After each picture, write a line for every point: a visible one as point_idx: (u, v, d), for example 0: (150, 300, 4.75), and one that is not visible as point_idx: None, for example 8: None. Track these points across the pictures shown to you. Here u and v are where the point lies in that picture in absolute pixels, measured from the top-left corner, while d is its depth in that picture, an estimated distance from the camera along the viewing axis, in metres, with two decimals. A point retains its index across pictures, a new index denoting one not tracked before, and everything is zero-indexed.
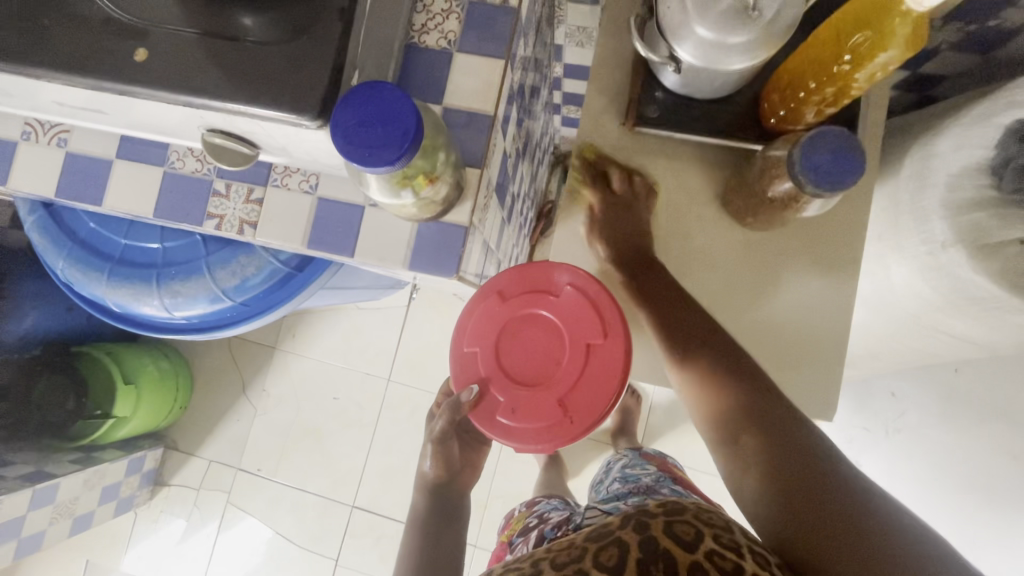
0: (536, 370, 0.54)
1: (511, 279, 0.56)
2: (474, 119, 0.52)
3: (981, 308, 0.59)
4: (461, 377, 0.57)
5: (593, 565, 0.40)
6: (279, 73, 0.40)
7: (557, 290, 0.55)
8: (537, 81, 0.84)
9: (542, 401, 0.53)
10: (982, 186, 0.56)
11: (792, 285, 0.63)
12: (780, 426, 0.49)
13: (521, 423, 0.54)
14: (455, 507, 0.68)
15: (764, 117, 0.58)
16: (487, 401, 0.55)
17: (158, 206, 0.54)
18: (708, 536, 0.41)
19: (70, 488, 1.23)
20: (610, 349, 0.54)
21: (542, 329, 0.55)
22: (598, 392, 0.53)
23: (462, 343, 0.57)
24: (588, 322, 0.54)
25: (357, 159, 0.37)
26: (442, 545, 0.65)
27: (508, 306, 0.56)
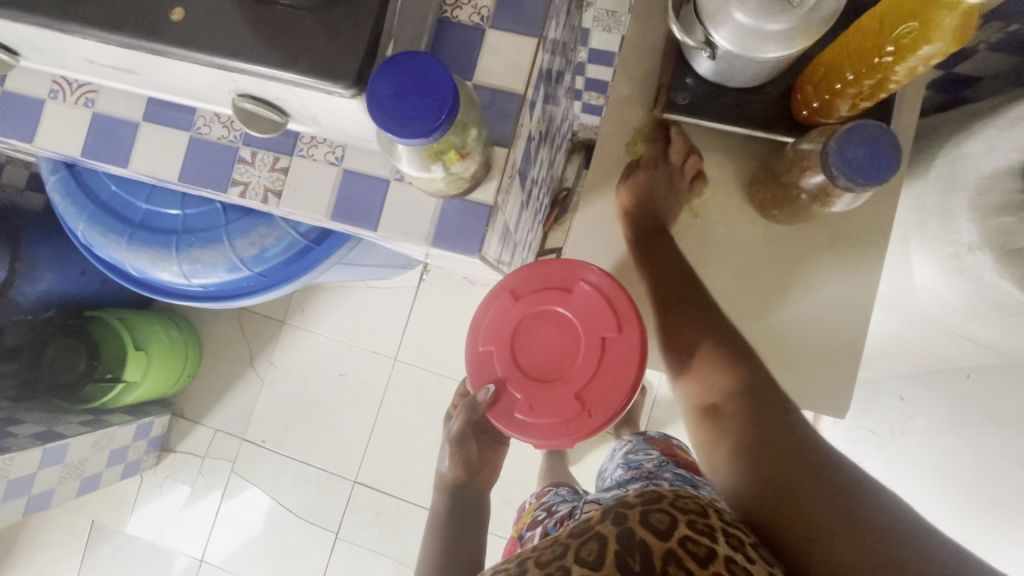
0: (551, 365, 0.56)
1: (523, 277, 0.58)
2: (504, 98, 0.51)
3: (1003, 314, 0.58)
4: (478, 376, 0.58)
5: (575, 561, 0.40)
6: (316, 37, 0.39)
7: (570, 286, 0.56)
8: (562, 64, 0.83)
9: (558, 396, 0.55)
10: (1014, 190, 0.55)
11: (816, 281, 0.63)
12: (754, 386, 0.54)
13: (539, 419, 0.55)
14: (475, 504, 0.70)
15: (796, 108, 0.57)
16: (504, 399, 0.56)
17: (184, 171, 0.54)
18: (682, 523, 0.41)
19: (80, 449, 1.23)
20: (623, 342, 0.55)
21: (556, 325, 0.56)
22: (613, 386, 0.54)
23: (478, 341, 0.58)
24: (601, 316, 0.55)
25: (393, 130, 0.36)
26: (464, 546, 0.66)
27: (522, 304, 0.57)
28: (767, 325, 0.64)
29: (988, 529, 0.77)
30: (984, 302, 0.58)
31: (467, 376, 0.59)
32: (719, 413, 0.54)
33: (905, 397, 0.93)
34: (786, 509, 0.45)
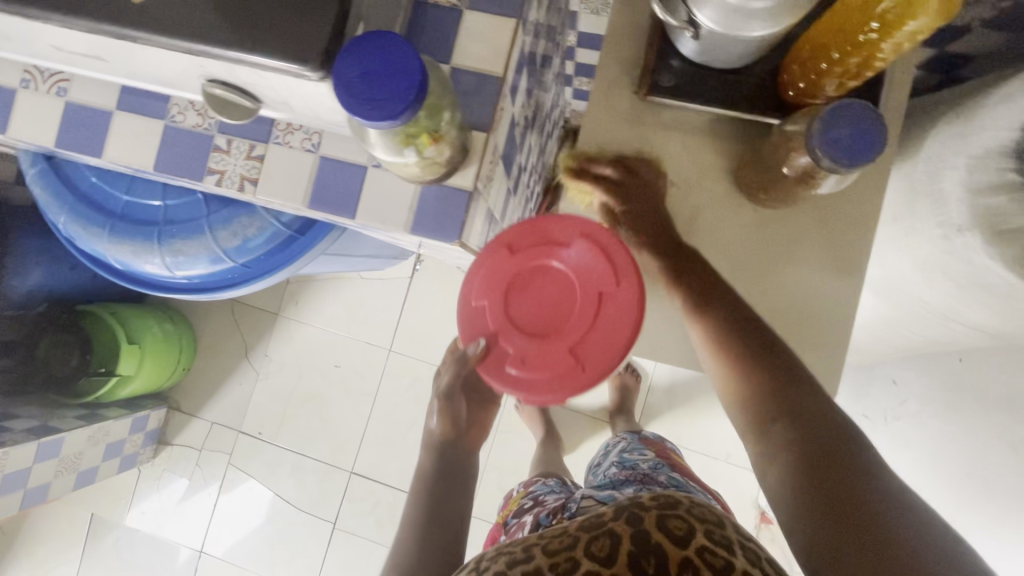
0: (546, 320, 0.52)
1: (521, 231, 0.54)
2: (482, 81, 0.50)
3: (993, 296, 0.57)
4: (469, 331, 0.55)
5: (585, 555, 0.40)
6: (281, 19, 0.38)
7: (567, 241, 0.53)
8: (549, 48, 0.82)
9: (552, 350, 0.52)
10: (1006, 169, 0.53)
11: (802, 265, 0.62)
12: (807, 398, 0.47)
13: (531, 374, 0.52)
14: (461, 463, 0.68)
15: (782, 89, 0.56)
16: (496, 353, 0.53)
17: (159, 160, 0.53)
18: (700, 532, 0.41)
19: (75, 443, 1.23)
20: (623, 296, 0.52)
21: (553, 280, 0.53)
22: (610, 341, 0.51)
23: (469, 297, 0.54)
24: (600, 270, 0.52)
25: (359, 113, 0.35)
26: (445, 506, 0.63)
27: (518, 258, 0.53)
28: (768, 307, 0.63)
29: (980, 511, 0.78)
30: (974, 284, 0.58)
31: (458, 329, 0.55)
32: (769, 424, 0.47)
33: (899, 381, 0.92)
34: (838, 532, 0.40)
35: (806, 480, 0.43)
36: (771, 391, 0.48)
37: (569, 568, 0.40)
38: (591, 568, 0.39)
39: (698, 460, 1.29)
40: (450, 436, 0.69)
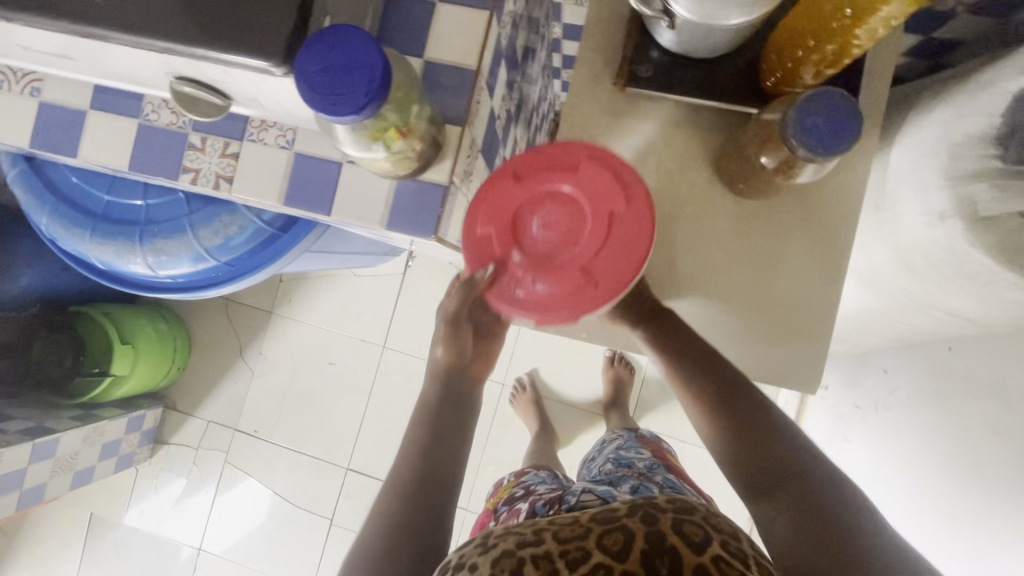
0: (556, 245, 0.48)
1: (525, 158, 0.49)
2: (456, 74, 0.50)
3: (975, 283, 0.56)
4: (474, 261, 0.50)
5: (597, 548, 0.40)
6: (244, 14, 0.38)
7: (575, 165, 0.48)
8: (532, 40, 0.81)
9: (563, 274, 0.48)
10: (986, 156, 0.54)
11: (789, 260, 0.62)
12: (805, 467, 0.51)
13: (542, 298, 0.48)
14: (467, 394, 0.62)
15: (761, 78, 0.56)
16: (504, 281, 0.49)
17: (134, 159, 0.53)
18: (716, 541, 0.41)
19: (70, 443, 1.24)
20: (634, 216, 0.48)
21: (562, 204, 0.48)
22: (623, 261, 0.47)
23: (473, 225, 0.50)
24: (610, 189, 0.48)
25: (323, 108, 0.35)
26: (443, 441, 0.58)
27: (524, 185, 0.48)
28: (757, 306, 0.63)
29: (967, 500, 0.75)
30: (956, 271, 0.57)
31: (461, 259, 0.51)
32: (769, 498, 0.51)
33: (890, 370, 0.92)
34: None
35: (800, 562, 0.47)
36: (768, 470, 0.52)
37: (580, 558, 0.40)
38: (603, 560, 0.40)
39: (692, 452, 1.29)
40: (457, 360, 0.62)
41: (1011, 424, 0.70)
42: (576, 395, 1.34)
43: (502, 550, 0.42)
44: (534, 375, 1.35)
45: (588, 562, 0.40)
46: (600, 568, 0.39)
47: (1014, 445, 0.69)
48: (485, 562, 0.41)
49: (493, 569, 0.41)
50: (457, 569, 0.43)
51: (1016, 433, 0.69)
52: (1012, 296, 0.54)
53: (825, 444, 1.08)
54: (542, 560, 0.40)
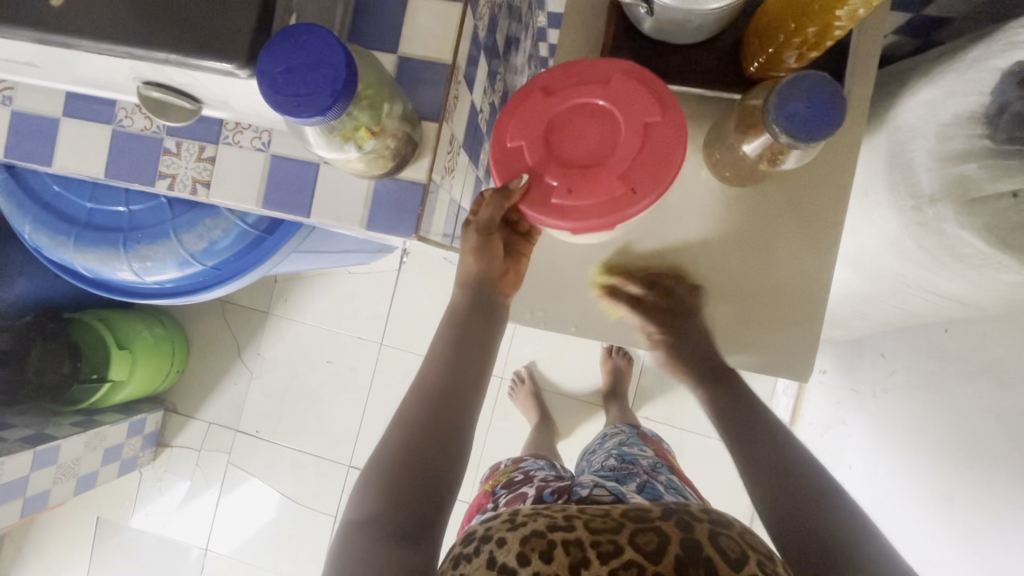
0: (591, 153, 0.46)
1: (554, 75, 0.48)
2: (431, 69, 0.49)
3: (966, 266, 0.56)
4: (504, 174, 0.48)
5: (630, 545, 0.41)
6: (206, 17, 0.37)
7: (605, 78, 0.47)
8: (515, 30, 0.80)
9: (599, 181, 0.46)
10: (974, 135, 0.54)
11: (777, 254, 0.61)
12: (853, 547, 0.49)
13: (579, 204, 0.46)
14: (493, 304, 0.60)
15: (743, 64, 0.55)
16: (538, 190, 0.47)
17: (110, 166, 0.53)
18: (752, 560, 0.41)
19: (72, 449, 1.24)
20: (668, 126, 0.46)
21: (594, 115, 0.47)
22: (660, 167, 0.46)
23: (503, 138, 0.48)
24: (642, 99, 0.46)
25: (287, 111, 0.34)
26: (465, 363, 0.57)
27: (554, 100, 0.47)
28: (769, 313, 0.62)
29: (965, 483, 0.75)
30: (947, 254, 0.57)
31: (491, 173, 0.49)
32: None
33: (887, 353, 0.92)
34: None
35: None
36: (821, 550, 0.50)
37: (612, 551, 0.40)
38: (635, 558, 0.40)
39: (691, 440, 1.29)
40: (485, 272, 0.59)
41: (1008, 405, 0.70)
42: (574, 386, 1.34)
43: (533, 529, 0.42)
44: (532, 367, 1.35)
45: (621, 557, 0.40)
46: (632, 565, 0.40)
47: (1010, 426, 0.69)
48: (515, 537, 0.42)
49: (523, 548, 0.41)
50: (485, 539, 0.43)
51: (1013, 415, 0.69)
52: (1004, 278, 0.54)
53: (823, 429, 1.08)
54: (574, 546, 0.40)
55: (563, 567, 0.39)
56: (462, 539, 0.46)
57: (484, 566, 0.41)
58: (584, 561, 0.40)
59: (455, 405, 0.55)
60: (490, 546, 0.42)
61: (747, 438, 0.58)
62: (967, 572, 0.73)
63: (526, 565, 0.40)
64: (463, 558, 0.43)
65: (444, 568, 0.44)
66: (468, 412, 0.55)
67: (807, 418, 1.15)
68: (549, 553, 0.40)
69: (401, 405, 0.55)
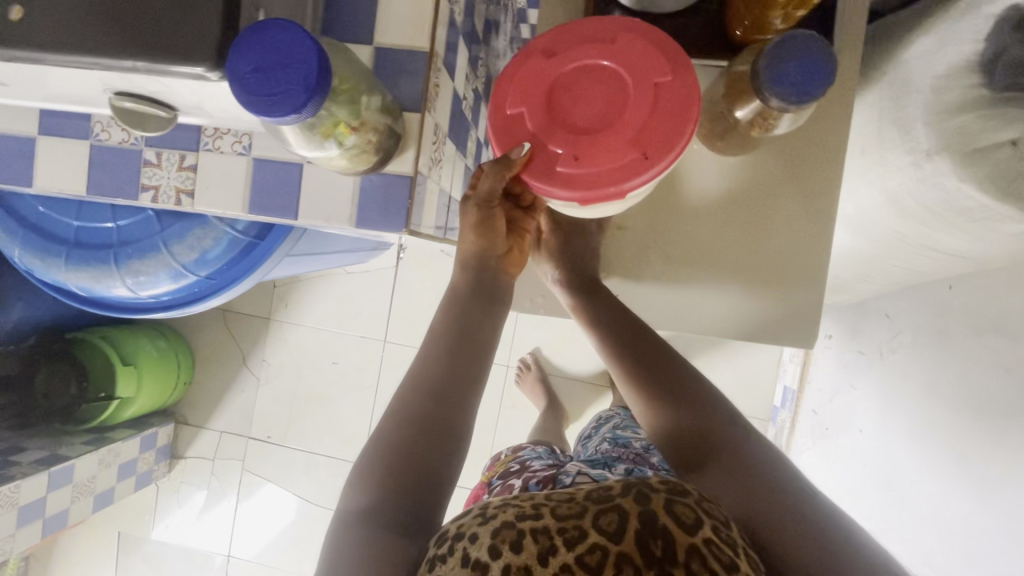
0: (598, 117, 0.45)
1: (554, 36, 0.47)
2: (409, 58, 0.47)
3: (968, 219, 0.55)
4: (506, 142, 0.47)
5: (593, 529, 0.38)
6: (171, 20, 0.36)
7: (611, 37, 0.46)
8: (494, 12, 0.78)
9: (608, 145, 0.45)
10: (971, 85, 0.52)
11: (783, 222, 0.60)
12: (698, 413, 0.52)
13: (587, 170, 0.45)
14: (498, 286, 0.59)
15: (729, 29, 0.54)
16: (543, 156, 0.46)
17: (91, 182, 0.52)
18: (708, 526, 0.39)
19: (86, 467, 1.24)
20: (677, 85, 0.45)
21: (601, 76, 0.45)
22: (671, 127, 0.44)
23: (503, 105, 0.47)
24: (650, 59, 0.45)
25: (260, 111, 0.33)
26: (466, 338, 0.55)
27: (557, 62, 0.46)
28: (749, 262, 0.61)
29: (975, 438, 0.74)
30: (947, 209, 0.56)
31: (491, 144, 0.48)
32: (689, 462, 0.51)
33: (892, 314, 0.92)
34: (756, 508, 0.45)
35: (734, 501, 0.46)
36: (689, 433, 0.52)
37: (577, 537, 0.38)
38: (599, 541, 0.38)
39: None
40: (487, 249, 0.58)
41: (1017, 358, 0.69)
42: (579, 368, 1.34)
43: (502, 520, 0.40)
44: (538, 354, 1.35)
45: (585, 542, 0.37)
46: (596, 549, 0.37)
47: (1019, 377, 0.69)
48: (485, 532, 0.40)
49: (493, 540, 0.39)
50: (458, 537, 0.41)
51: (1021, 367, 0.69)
52: (1006, 229, 0.53)
53: (831, 394, 1.08)
54: (541, 534, 0.38)
55: (531, 557, 0.37)
56: (436, 539, 0.44)
57: (459, 565, 0.39)
58: (551, 549, 0.37)
59: (457, 388, 0.53)
60: (462, 543, 0.40)
61: (625, 339, 0.59)
62: (983, 528, 0.73)
63: (497, 558, 0.38)
64: (439, 559, 0.41)
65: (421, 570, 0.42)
66: (468, 404, 0.53)
67: (814, 384, 1.15)
68: (517, 543, 0.38)
69: (399, 388, 0.54)
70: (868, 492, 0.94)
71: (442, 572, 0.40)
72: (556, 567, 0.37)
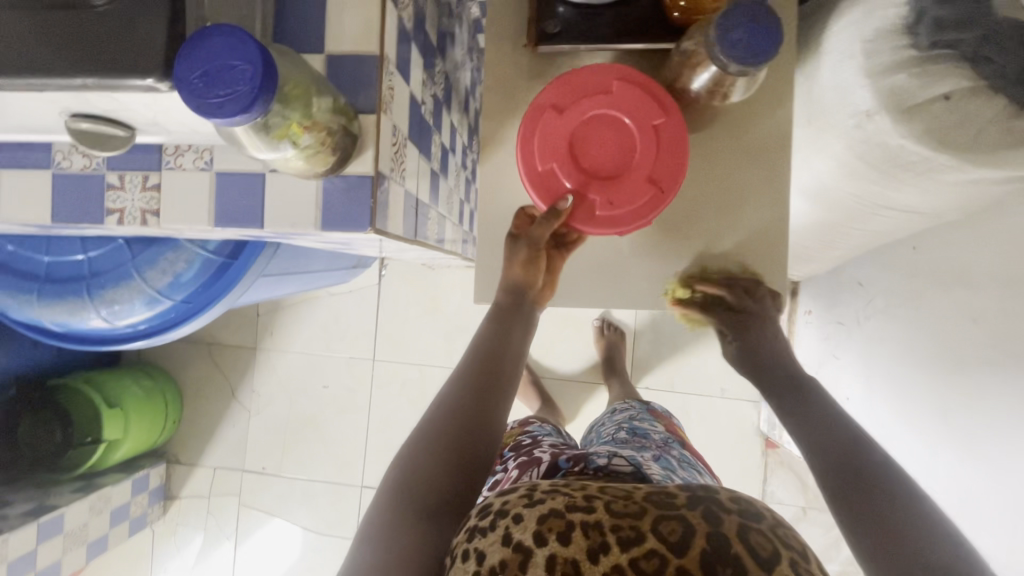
0: (615, 163, 0.54)
1: (558, 91, 0.54)
2: (360, 62, 0.49)
3: (916, 171, 0.58)
4: (545, 195, 0.54)
5: (655, 538, 0.38)
6: (117, 35, 0.37)
7: (607, 87, 0.54)
8: (447, 21, 0.80)
9: (630, 184, 0.54)
10: (899, 47, 0.54)
11: (755, 207, 0.62)
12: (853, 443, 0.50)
13: (622, 212, 0.54)
14: (530, 312, 0.62)
15: (666, 11, 0.56)
16: (583, 205, 0.54)
17: (56, 210, 0.52)
18: (787, 559, 0.38)
19: (77, 515, 1.22)
20: (674, 124, 0.53)
21: (612, 125, 0.53)
22: (677, 160, 0.54)
23: (534, 164, 0.54)
24: (645, 104, 0.53)
25: (208, 113, 0.35)
26: (501, 347, 0.58)
27: (568, 115, 0.54)
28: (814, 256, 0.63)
29: (952, 390, 0.76)
30: (895, 164, 0.59)
31: (533, 199, 0.55)
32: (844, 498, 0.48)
33: (864, 281, 0.94)
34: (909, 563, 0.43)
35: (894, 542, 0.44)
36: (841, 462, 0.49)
37: (633, 538, 0.37)
38: (658, 547, 0.37)
39: (693, 403, 1.32)
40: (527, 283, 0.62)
41: (984, 307, 0.71)
42: (570, 368, 1.35)
43: (551, 508, 0.40)
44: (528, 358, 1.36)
45: (642, 546, 0.37)
46: (654, 555, 0.37)
47: (988, 327, 0.70)
48: (531, 516, 0.40)
49: (540, 526, 0.39)
50: (501, 514, 0.41)
51: (988, 315, 0.70)
52: (949, 177, 0.56)
53: (818, 366, 1.09)
54: (592, 529, 0.38)
55: (580, 552, 0.37)
56: (479, 509, 0.44)
57: (499, 543, 0.40)
58: (602, 546, 0.37)
59: (493, 384, 0.56)
60: (505, 521, 0.41)
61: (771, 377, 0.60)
62: (975, 478, 0.74)
63: (541, 545, 0.38)
64: (479, 531, 0.42)
65: (459, 541, 0.43)
66: (499, 412, 0.55)
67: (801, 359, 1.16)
68: (565, 535, 0.38)
69: (450, 379, 0.57)
70: None
71: (481, 547, 0.40)
72: (606, 565, 0.37)
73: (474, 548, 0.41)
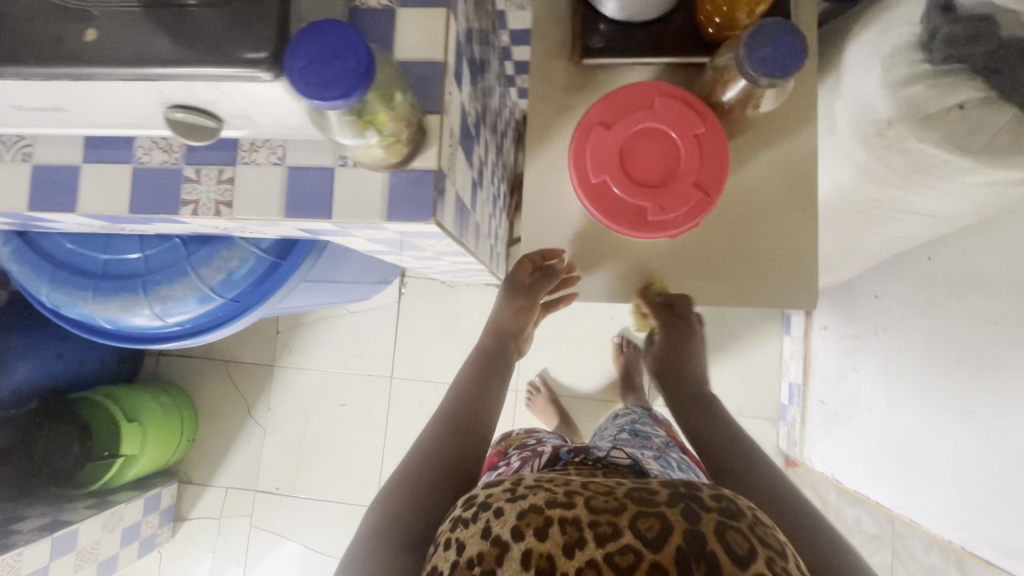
0: (660, 172, 0.57)
1: (604, 108, 0.58)
2: (427, 68, 0.53)
3: (937, 175, 0.62)
4: (600, 206, 0.58)
5: (630, 532, 0.37)
6: (226, 31, 0.41)
7: (649, 102, 0.58)
8: (485, 44, 0.86)
9: (678, 190, 0.57)
10: (916, 61, 0.59)
11: (783, 213, 0.66)
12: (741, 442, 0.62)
13: (673, 215, 0.57)
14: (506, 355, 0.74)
15: (701, 28, 0.61)
16: (632, 212, 0.57)
17: (133, 202, 0.55)
18: (763, 557, 0.37)
19: (90, 532, 1.19)
20: (713, 133, 0.57)
21: (656, 137, 0.57)
22: (719, 164, 0.57)
23: (587, 176, 0.58)
24: (687, 115, 0.57)
25: (315, 97, 0.38)
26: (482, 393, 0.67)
27: (614, 129, 0.58)
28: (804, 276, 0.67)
29: (972, 391, 0.77)
30: (915, 168, 0.63)
31: (587, 209, 0.59)
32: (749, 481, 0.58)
33: (881, 293, 0.97)
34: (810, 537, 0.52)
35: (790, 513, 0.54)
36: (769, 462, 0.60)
37: (608, 534, 0.37)
38: (632, 543, 0.37)
39: None
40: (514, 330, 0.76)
41: (1001, 310, 0.73)
42: (588, 386, 1.36)
43: (531, 503, 0.40)
44: (546, 375, 1.37)
45: (616, 542, 0.37)
46: (629, 551, 0.36)
47: (1007, 330, 0.73)
48: (511, 510, 0.40)
49: (517, 521, 0.39)
50: (485, 506, 0.42)
51: (1007, 317, 0.73)
52: (970, 179, 0.60)
53: (836, 380, 1.11)
54: (569, 525, 0.38)
55: (555, 546, 0.37)
56: (465, 501, 0.46)
57: (479, 536, 0.40)
58: (579, 541, 0.37)
59: (473, 424, 0.63)
60: (486, 515, 0.41)
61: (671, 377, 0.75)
62: (1003, 480, 0.74)
63: (518, 540, 0.38)
64: (463, 522, 0.43)
65: (443, 529, 0.45)
66: (479, 449, 0.61)
67: (818, 374, 1.17)
68: (543, 530, 0.38)
69: (433, 418, 0.64)
70: (889, 469, 0.97)
71: (462, 537, 0.42)
72: (582, 559, 0.36)
73: (455, 538, 0.42)
